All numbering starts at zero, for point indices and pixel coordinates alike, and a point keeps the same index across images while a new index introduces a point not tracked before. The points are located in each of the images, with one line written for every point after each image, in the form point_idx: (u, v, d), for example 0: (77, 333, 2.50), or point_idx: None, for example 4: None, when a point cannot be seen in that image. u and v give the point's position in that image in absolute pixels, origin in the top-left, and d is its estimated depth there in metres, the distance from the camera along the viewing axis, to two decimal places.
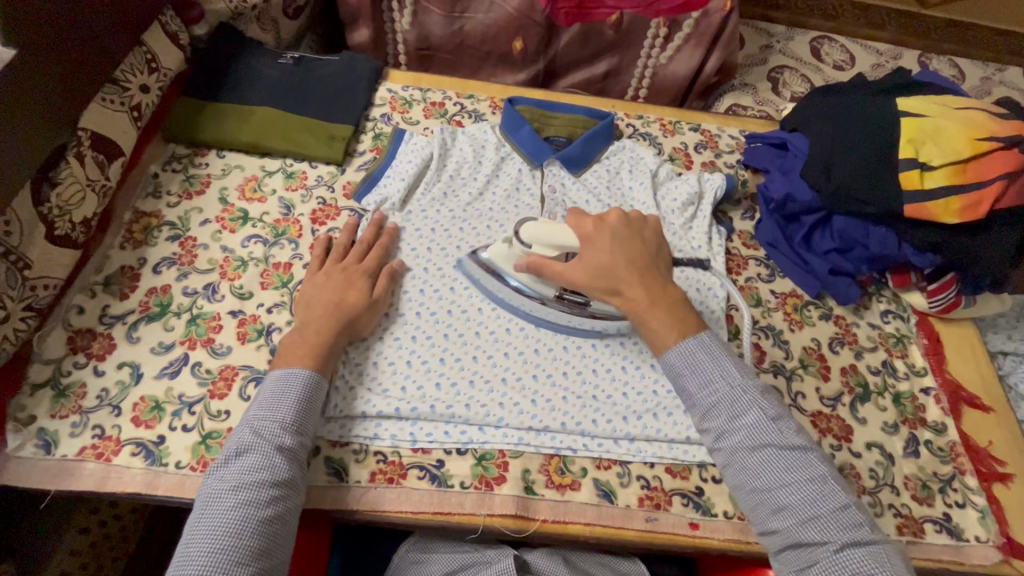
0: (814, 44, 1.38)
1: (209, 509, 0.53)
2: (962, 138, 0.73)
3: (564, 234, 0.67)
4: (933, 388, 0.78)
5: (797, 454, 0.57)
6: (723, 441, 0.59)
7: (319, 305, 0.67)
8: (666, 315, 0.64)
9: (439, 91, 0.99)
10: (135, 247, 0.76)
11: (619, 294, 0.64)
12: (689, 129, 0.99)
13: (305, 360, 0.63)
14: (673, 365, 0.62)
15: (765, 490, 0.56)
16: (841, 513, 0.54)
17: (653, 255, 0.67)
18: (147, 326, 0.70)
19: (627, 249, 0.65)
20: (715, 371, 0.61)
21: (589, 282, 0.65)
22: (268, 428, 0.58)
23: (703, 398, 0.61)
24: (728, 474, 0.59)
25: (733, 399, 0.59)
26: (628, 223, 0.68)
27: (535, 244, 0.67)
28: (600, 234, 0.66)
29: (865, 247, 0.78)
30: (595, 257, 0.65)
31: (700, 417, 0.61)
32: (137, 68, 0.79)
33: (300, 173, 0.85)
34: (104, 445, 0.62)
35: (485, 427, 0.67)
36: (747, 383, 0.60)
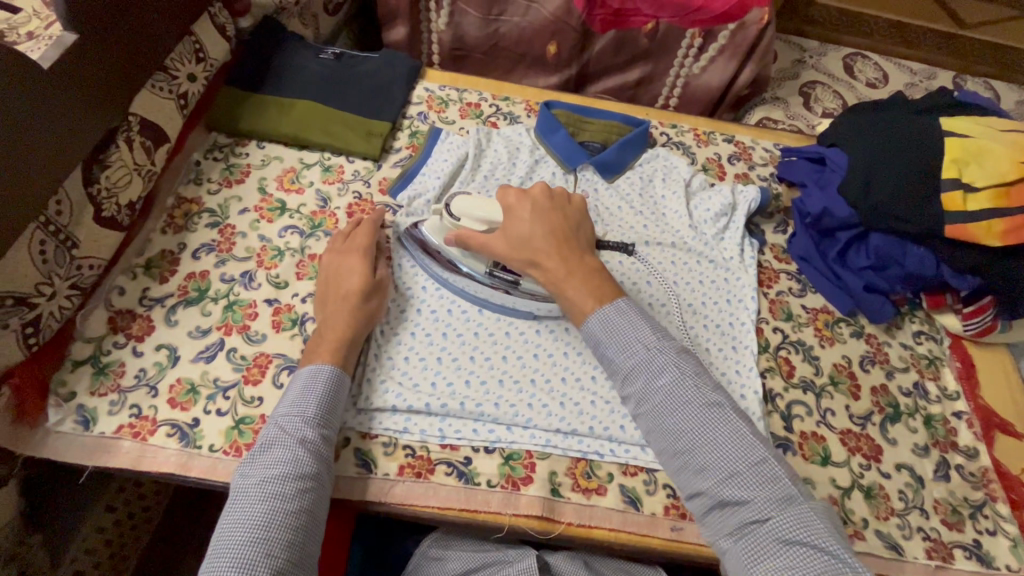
0: (847, 60, 1.37)
1: (236, 504, 0.53)
2: (1007, 161, 0.72)
3: (489, 208, 0.69)
4: (965, 412, 0.77)
5: (714, 412, 0.56)
6: (643, 406, 0.59)
7: (342, 300, 0.67)
8: (584, 285, 0.64)
9: (475, 92, 1.00)
10: (175, 232, 0.77)
11: (537, 266, 0.65)
12: (723, 140, 0.99)
13: (334, 357, 0.63)
14: (594, 332, 0.62)
15: (684, 452, 0.56)
16: (760, 469, 0.53)
17: (574, 228, 0.68)
18: (185, 310, 0.71)
19: (548, 221, 0.67)
20: (633, 336, 0.61)
21: (510, 255, 0.67)
22: (290, 423, 0.58)
23: (622, 365, 0.61)
24: (651, 440, 0.59)
25: (649, 362, 0.59)
26: (551, 198, 0.69)
27: (461, 218, 0.69)
28: (521, 204, 0.68)
29: (901, 266, 0.78)
30: (519, 228, 0.67)
31: (622, 384, 0.61)
32: (185, 57, 0.80)
33: (337, 167, 0.87)
34: (140, 424, 0.64)
35: (513, 427, 0.67)
36: (664, 346, 0.60)
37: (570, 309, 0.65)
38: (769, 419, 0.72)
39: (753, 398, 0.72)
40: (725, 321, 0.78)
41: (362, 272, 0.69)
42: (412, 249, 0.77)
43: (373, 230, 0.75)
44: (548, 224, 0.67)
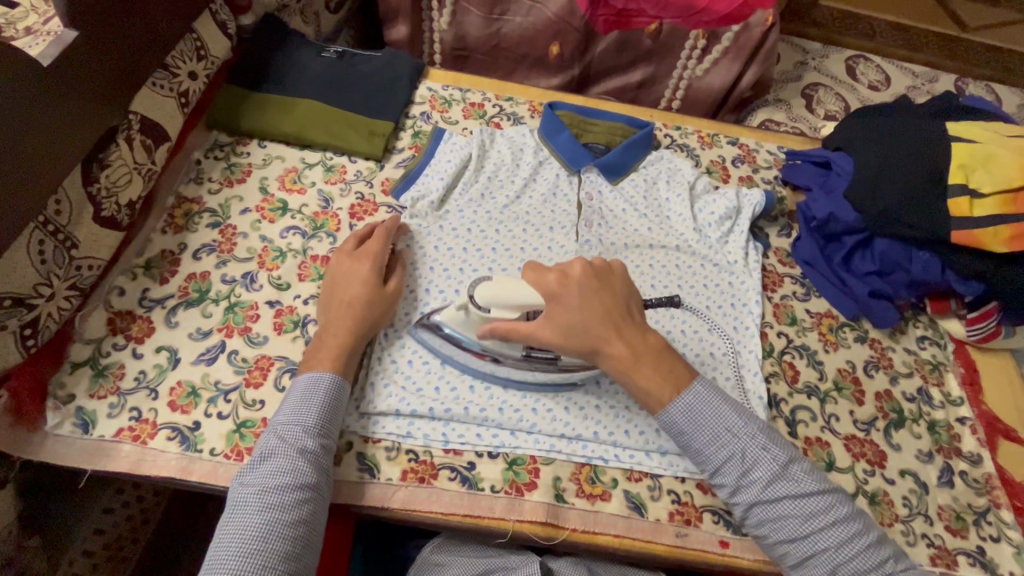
0: (849, 62, 1.37)
1: (235, 513, 0.53)
2: (1015, 167, 0.72)
3: (525, 294, 0.62)
4: (969, 418, 0.77)
5: (816, 500, 0.57)
6: (739, 496, 0.59)
7: (339, 306, 0.67)
8: (655, 370, 0.61)
9: (478, 92, 0.99)
10: (175, 232, 0.76)
11: (601, 353, 0.62)
12: (727, 142, 0.99)
13: (331, 365, 0.62)
14: (676, 422, 0.61)
15: (789, 539, 0.57)
16: (867, 552, 0.55)
17: (624, 307, 0.63)
18: (185, 312, 0.70)
19: (598, 304, 0.62)
20: (720, 424, 0.60)
21: (564, 343, 0.61)
22: (290, 432, 0.57)
23: (713, 455, 0.60)
24: (748, 523, 0.60)
25: (745, 454, 0.59)
26: (594, 274, 0.64)
27: (492, 309, 0.62)
28: (564, 289, 0.62)
29: (906, 271, 0.78)
30: (568, 315, 0.61)
31: (712, 473, 0.60)
32: (186, 55, 0.79)
33: (339, 167, 0.86)
34: (140, 427, 0.63)
35: (518, 432, 0.67)
36: (754, 433, 0.59)
37: (642, 397, 0.62)
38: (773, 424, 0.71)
39: (757, 404, 0.71)
40: (730, 325, 0.77)
41: (361, 279, 0.68)
42: (421, 338, 0.69)
43: (388, 235, 0.74)
44: (599, 306, 0.62)
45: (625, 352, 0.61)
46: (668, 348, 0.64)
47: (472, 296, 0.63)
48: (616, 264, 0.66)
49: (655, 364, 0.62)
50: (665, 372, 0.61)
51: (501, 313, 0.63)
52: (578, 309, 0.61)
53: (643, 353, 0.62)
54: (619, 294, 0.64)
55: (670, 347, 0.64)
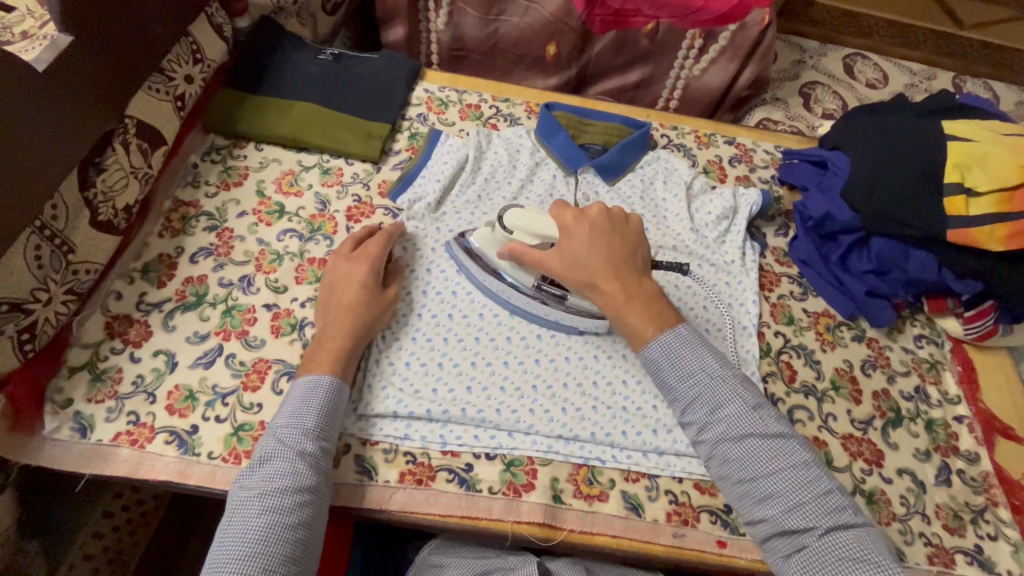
0: (847, 61, 1.37)
1: (236, 517, 0.53)
2: (1011, 166, 0.72)
3: (545, 224, 0.67)
4: (966, 417, 0.77)
5: (778, 442, 0.57)
6: (706, 434, 0.60)
7: (336, 310, 0.67)
8: (643, 309, 0.64)
9: (475, 93, 0.99)
10: (172, 236, 0.76)
11: (595, 288, 0.65)
12: (724, 142, 0.99)
13: (330, 368, 0.62)
14: (654, 358, 0.63)
15: (749, 479, 0.57)
16: (825, 499, 0.55)
17: (630, 250, 0.67)
18: (183, 315, 0.70)
19: (605, 244, 0.66)
20: (696, 364, 0.61)
21: (566, 274, 0.66)
22: (289, 435, 0.57)
23: (687, 393, 0.61)
24: (712, 466, 0.60)
25: (715, 390, 0.60)
26: (610, 219, 0.68)
27: (515, 232, 0.68)
28: (578, 226, 0.67)
29: (903, 270, 0.78)
30: (576, 249, 0.66)
31: (683, 411, 0.62)
32: (182, 58, 0.79)
33: (336, 170, 0.86)
34: (138, 432, 0.63)
35: (515, 433, 0.67)
36: (727, 375, 0.61)
37: (626, 333, 0.65)
38: None
39: None
40: (727, 325, 0.77)
41: (357, 282, 0.68)
42: (454, 253, 0.76)
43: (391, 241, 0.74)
44: (605, 244, 0.66)
45: (616, 293, 0.64)
46: (660, 297, 0.66)
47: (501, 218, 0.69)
48: (635, 217, 0.71)
49: (637, 312, 0.64)
50: (652, 314, 0.64)
51: (521, 239, 0.68)
52: (585, 241, 0.66)
53: (634, 291, 0.65)
54: (632, 238, 0.68)
55: (664, 297, 0.66)
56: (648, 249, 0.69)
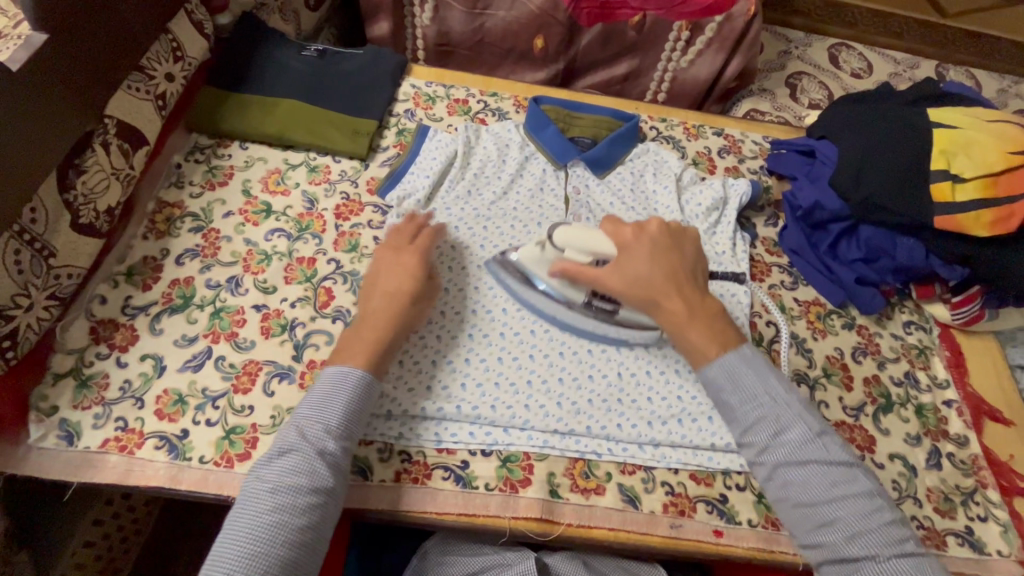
0: (832, 51, 1.37)
1: (245, 508, 0.52)
2: (996, 152, 0.72)
3: (601, 242, 0.67)
4: (955, 401, 0.78)
5: (842, 469, 0.56)
6: (766, 456, 0.59)
7: (377, 300, 0.65)
8: (706, 330, 0.64)
9: (462, 88, 0.98)
10: (157, 238, 0.75)
11: (658, 306, 0.65)
12: (713, 133, 0.99)
13: (363, 361, 0.61)
14: (713, 377, 0.62)
15: (810, 505, 0.56)
16: (889, 529, 0.54)
17: (691, 267, 0.68)
18: (170, 318, 0.69)
19: (667, 262, 0.67)
20: (757, 386, 0.61)
21: (625, 290, 0.66)
22: (313, 431, 0.57)
23: (746, 414, 0.60)
24: (771, 487, 0.59)
25: (778, 414, 0.59)
26: (669, 235, 0.70)
27: (567, 249, 0.68)
28: (638, 242, 0.68)
29: (891, 258, 0.78)
30: (635, 265, 0.66)
31: (742, 432, 0.61)
32: (162, 57, 0.78)
33: (323, 167, 0.85)
34: (127, 438, 0.62)
35: (511, 429, 0.66)
36: (791, 399, 0.60)
37: (686, 350, 0.65)
38: None
39: None
40: None
41: (391, 274, 0.67)
42: (494, 270, 0.75)
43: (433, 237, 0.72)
44: (666, 259, 0.67)
45: (681, 308, 0.65)
46: (723, 314, 0.66)
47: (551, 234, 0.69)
48: (690, 231, 0.73)
49: (702, 329, 0.64)
50: (717, 331, 0.64)
51: (573, 255, 0.68)
52: (646, 258, 0.67)
53: (699, 306, 0.65)
54: (688, 251, 0.70)
55: (724, 314, 0.66)
56: (706, 265, 0.71)
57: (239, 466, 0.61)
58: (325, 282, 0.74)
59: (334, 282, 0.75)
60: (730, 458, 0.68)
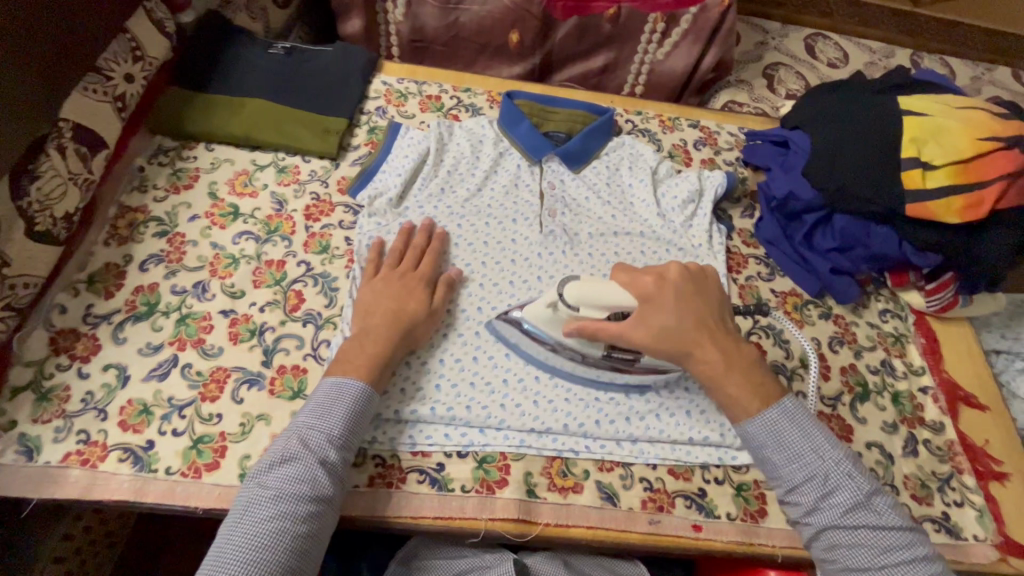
0: (808, 41, 1.37)
1: (244, 517, 0.51)
2: (965, 138, 0.72)
3: (619, 295, 0.62)
4: (930, 387, 0.78)
5: (894, 534, 0.56)
6: (814, 517, 0.58)
7: (378, 312, 0.65)
8: (745, 379, 0.62)
9: (435, 84, 0.97)
10: (120, 244, 0.73)
11: (692, 356, 0.62)
12: (688, 125, 0.99)
13: (364, 374, 0.60)
14: (755, 436, 0.60)
15: (862, 570, 0.55)
16: None
17: (716, 311, 0.65)
18: (134, 326, 0.67)
19: (692, 309, 0.63)
20: (804, 444, 0.59)
21: (655, 347, 0.62)
22: (313, 438, 0.56)
23: (792, 475, 0.59)
24: (817, 548, 0.58)
25: (827, 475, 0.58)
26: (688, 277, 0.65)
27: (583, 307, 0.62)
28: (661, 292, 0.63)
29: (865, 247, 0.78)
30: (663, 318, 0.62)
31: (789, 490, 0.59)
32: (120, 56, 0.75)
33: (292, 168, 0.83)
34: (89, 451, 0.60)
35: (486, 429, 0.65)
36: (840, 457, 0.58)
37: (726, 403, 0.62)
38: None
39: None
40: None
41: (386, 291, 0.67)
42: (498, 329, 0.69)
43: (437, 255, 0.73)
44: (691, 309, 0.63)
45: (717, 358, 0.62)
46: (759, 363, 0.64)
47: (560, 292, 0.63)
48: (709, 270, 0.68)
49: (740, 381, 0.62)
50: (755, 384, 0.62)
51: (591, 313, 0.63)
52: (671, 310, 0.62)
53: (732, 357, 0.62)
54: (710, 295, 0.66)
55: (760, 363, 0.64)
56: (727, 309, 0.67)
57: (208, 476, 0.60)
58: (295, 285, 0.73)
59: (305, 285, 0.73)
60: (708, 451, 0.68)
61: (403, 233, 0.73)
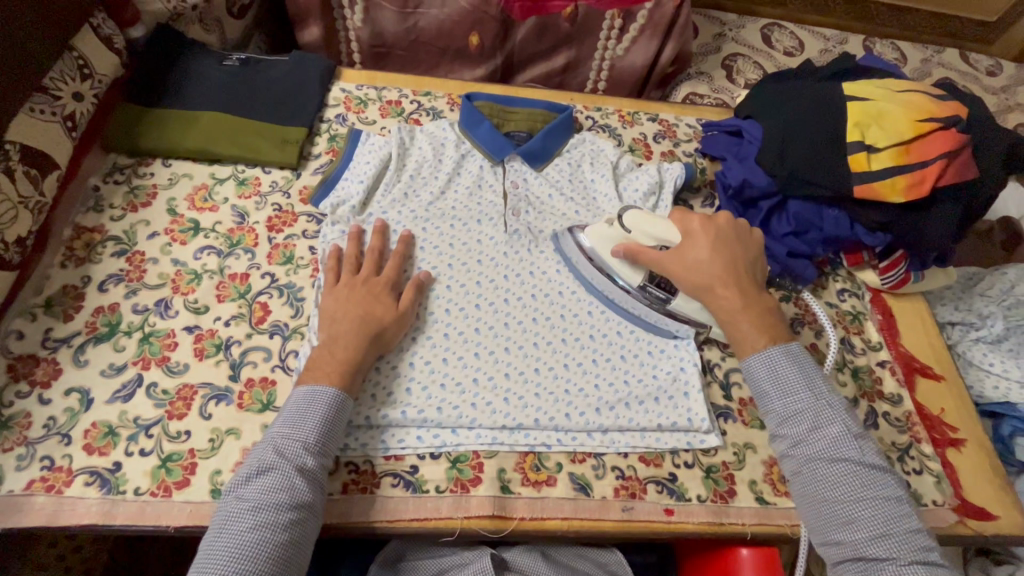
0: (764, 31, 1.41)
1: (224, 531, 0.51)
2: (905, 120, 0.75)
3: (669, 230, 0.72)
4: (888, 361, 0.81)
5: (875, 473, 0.58)
6: (799, 448, 0.60)
7: (345, 318, 0.65)
8: (754, 325, 0.66)
9: (395, 89, 0.97)
10: (77, 265, 0.72)
11: (711, 292, 0.68)
12: (648, 119, 1.01)
13: (336, 380, 0.60)
14: (757, 370, 0.64)
15: (837, 500, 0.57)
16: (914, 536, 0.55)
17: (749, 261, 0.71)
18: (95, 348, 0.66)
19: (726, 252, 0.69)
20: (801, 381, 0.62)
21: (683, 275, 0.69)
22: (289, 447, 0.55)
23: (784, 408, 0.62)
24: (797, 480, 0.60)
25: (818, 410, 0.61)
26: (734, 227, 0.72)
27: (635, 231, 0.74)
28: (703, 232, 0.71)
29: (819, 229, 0.81)
30: (698, 253, 0.70)
31: (779, 423, 0.62)
32: (68, 75, 0.74)
33: (252, 180, 0.83)
34: (54, 477, 0.59)
35: (459, 430, 0.66)
36: (832, 398, 0.62)
37: (735, 339, 0.67)
38: (708, 389, 0.74)
39: (694, 372, 0.73)
40: None
41: (351, 298, 0.67)
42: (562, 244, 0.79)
43: (402, 259, 0.74)
44: (725, 251, 0.70)
45: (734, 300, 0.67)
46: (775, 312, 0.68)
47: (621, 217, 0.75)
48: (755, 230, 0.75)
49: (754, 320, 0.66)
50: (766, 326, 0.66)
51: (641, 238, 0.74)
52: (706, 247, 0.70)
53: (751, 298, 0.68)
54: (750, 243, 0.72)
55: (777, 314, 0.68)
56: (764, 264, 0.73)
57: (178, 494, 0.59)
58: (260, 297, 0.73)
59: (270, 296, 0.73)
60: (677, 436, 0.69)
61: (354, 238, 0.74)
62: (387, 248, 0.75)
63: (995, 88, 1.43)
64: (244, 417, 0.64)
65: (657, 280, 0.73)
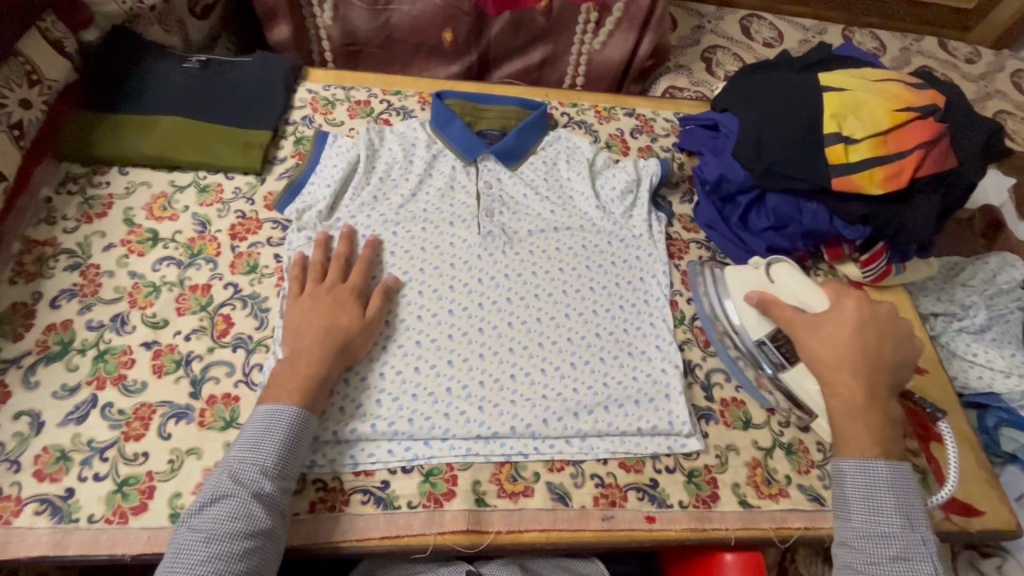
0: (744, 22, 1.39)
1: (176, 564, 0.48)
2: (882, 111, 0.73)
3: (813, 295, 0.70)
4: None
5: None
6: (872, 567, 0.56)
7: (310, 331, 0.62)
8: (868, 429, 0.62)
9: (364, 89, 0.94)
10: (28, 281, 0.69)
11: (833, 375, 0.64)
12: (625, 114, 0.99)
13: (299, 399, 0.58)
14: (856, 477, 0.60)
15: None
16: None
17: (894, 362, 0.65)
18: (46, 368, 0.63)
19: (872, 343, 0.65)
20: (901, 508, 0.59)
21: (813, 350, 0.66)
22: (245, 473, 0.53)
23: (868, 524, 0.58)
24: None
25: (908, 541, 0.57)
26: (891, 322, 0.67)
27: (779, 284, 0.72)
28: (853, 315, 0.67)
29: (799, 223, 0.79)
30: (838, 334, 0.65)
31: (857, 535, 0.58)
32: (13, 81, 0.70)
33: (214, 187, 0.79)
34: (1, 506, 0.56)
35: (431, 441, 0.64)
36: (926, 536, 0.58)
37: (838, 433, 0.63)
38: (690, 391, 0.72)
39: (675, 373, 0.71)
40: (640, 300, 0.76)
41: (318, 310, 0.64)
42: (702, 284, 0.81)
43: (369, 264, 0.71)
44: (872, 341, 0.65)
45: (855, 394, 0.63)
46: (898, 425, 0.63)
47: (770, 267, 0.74)
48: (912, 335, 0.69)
49: (871, 424, 0.62)
50: (881, 433, 0.62)
51: (782, 292, 0.72)
52: (850, 326, 0.66)
53: (877, 398, 0.63)
54: (898, 344, 0.67)
55: (898, 427, 0.63)
56: (911, 370, 0.67)
57: (135, 521, 0.56)
58: (223, 309, 0.70)
59: (233, 308, 0.70)
60: (658, 440, 0.68)
61: (320, 246, 0.71)
62: (355, 254, 0.72)
63: (974, 75, 1.42)
64: (205, 437, 0.61)
65: (780, 342, 0.71)
